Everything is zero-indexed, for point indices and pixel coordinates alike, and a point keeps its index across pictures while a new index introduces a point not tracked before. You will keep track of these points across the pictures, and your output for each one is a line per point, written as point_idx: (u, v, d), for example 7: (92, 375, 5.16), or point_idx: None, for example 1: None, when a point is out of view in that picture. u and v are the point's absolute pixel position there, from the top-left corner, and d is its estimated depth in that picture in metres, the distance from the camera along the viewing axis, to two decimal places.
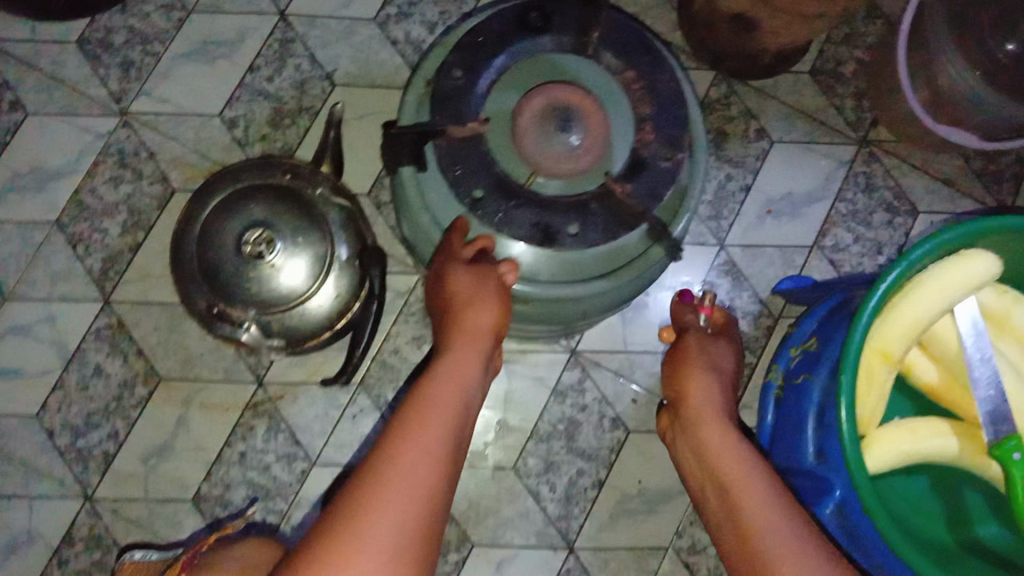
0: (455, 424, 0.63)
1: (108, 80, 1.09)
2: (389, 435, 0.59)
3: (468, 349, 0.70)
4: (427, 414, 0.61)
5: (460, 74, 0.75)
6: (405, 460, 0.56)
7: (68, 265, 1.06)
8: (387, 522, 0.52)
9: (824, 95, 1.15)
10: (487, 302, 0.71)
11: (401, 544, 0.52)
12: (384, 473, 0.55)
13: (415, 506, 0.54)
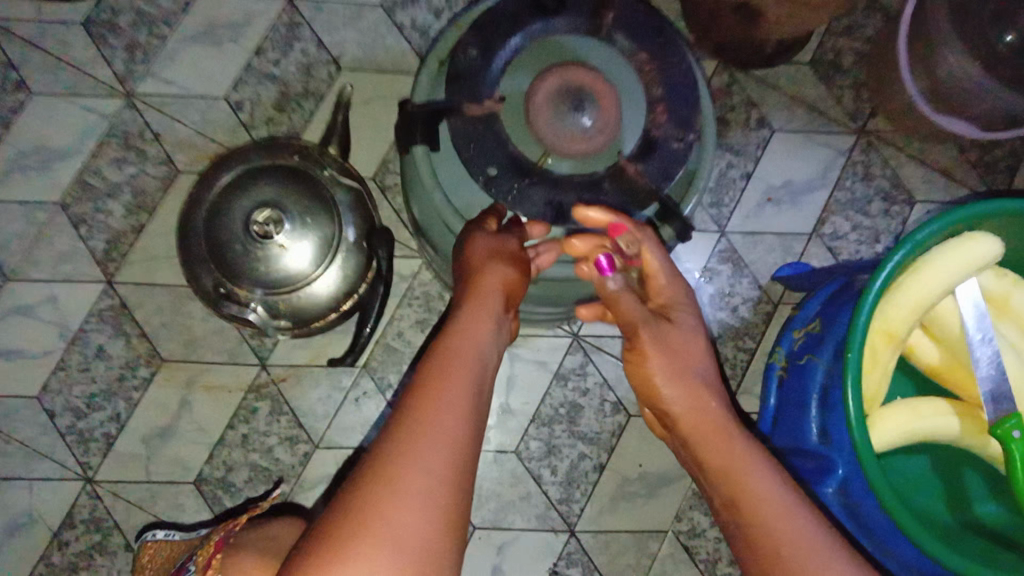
0: (478, 374, 0.60)
1: (114, 61, 1.09)
2: (413, 387, 0.57)
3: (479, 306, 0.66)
4: (452, 364, 0.59)
5: (475, 52, 0.76)
6: (435, 411, 0.54)
7: (71, 246, 1.06)
8: (420, 473, 0.50)
9: (823, 83, 1.13)
10: (503, 269, 0.69)
11: (434, 499, 0.50)
12: (415, 428, 0.53)
13: (448, 461, 0.52)
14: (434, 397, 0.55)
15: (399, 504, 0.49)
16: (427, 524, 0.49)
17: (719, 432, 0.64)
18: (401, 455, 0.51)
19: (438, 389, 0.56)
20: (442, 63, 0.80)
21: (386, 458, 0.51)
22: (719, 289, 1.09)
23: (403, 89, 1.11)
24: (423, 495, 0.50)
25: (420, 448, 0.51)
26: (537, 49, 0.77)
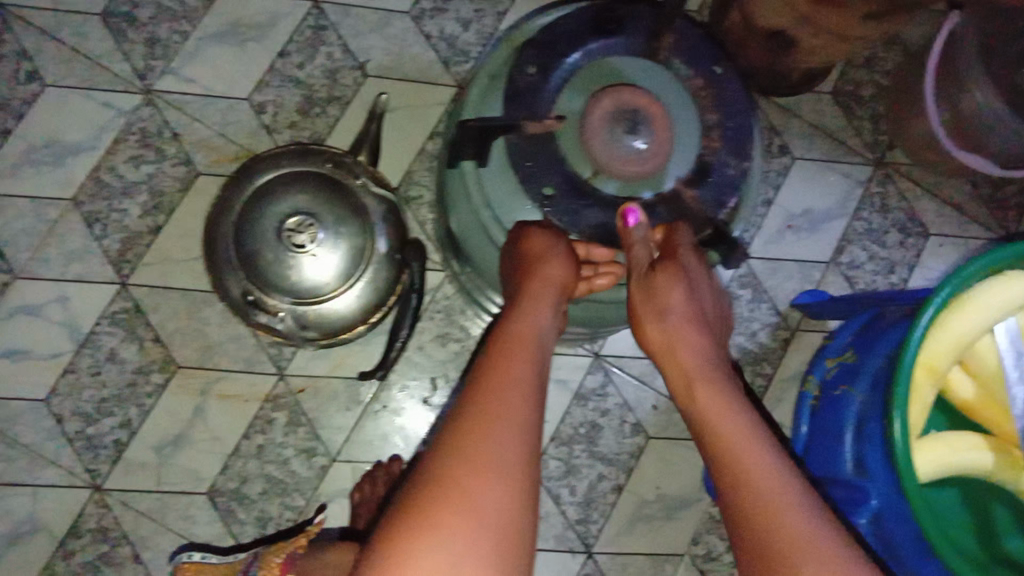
0: (538, 362, 0.62)
1: (133, 57, 1.06)
2: (479, 372, 0.59)
3: (535, 297, 0.69)
4: (513, 351, 0.61)
5: (534, 71, 0.75)
6: (503, 395, 0.56)
7: (84, 244, 1.02)
8: (495, 446, 0.52)
9: (845, 114, 1.14)
10: (558, 259, 0.70)
11: (513, 475, 0.51)
12: (485, 407, 0.54)
13: (520, 441, 0.53)
14: (505, 385, 0.57)
15: (482, 482, 0.50)
16: (506, 499, 0.50)
17: (713, 383, 0.63)
18: (476, 433, 0.52)
19: (504, 374, 0.58)
20: (493, 78, 0.79)
21: (456, 435, 0.53)
22: (738, 314, 1.09)
23: (431, 99, 1.09)
24: (503, 470, 0.51)
25: (492, 428, 0.53)
26: (591, 69, 0.76)
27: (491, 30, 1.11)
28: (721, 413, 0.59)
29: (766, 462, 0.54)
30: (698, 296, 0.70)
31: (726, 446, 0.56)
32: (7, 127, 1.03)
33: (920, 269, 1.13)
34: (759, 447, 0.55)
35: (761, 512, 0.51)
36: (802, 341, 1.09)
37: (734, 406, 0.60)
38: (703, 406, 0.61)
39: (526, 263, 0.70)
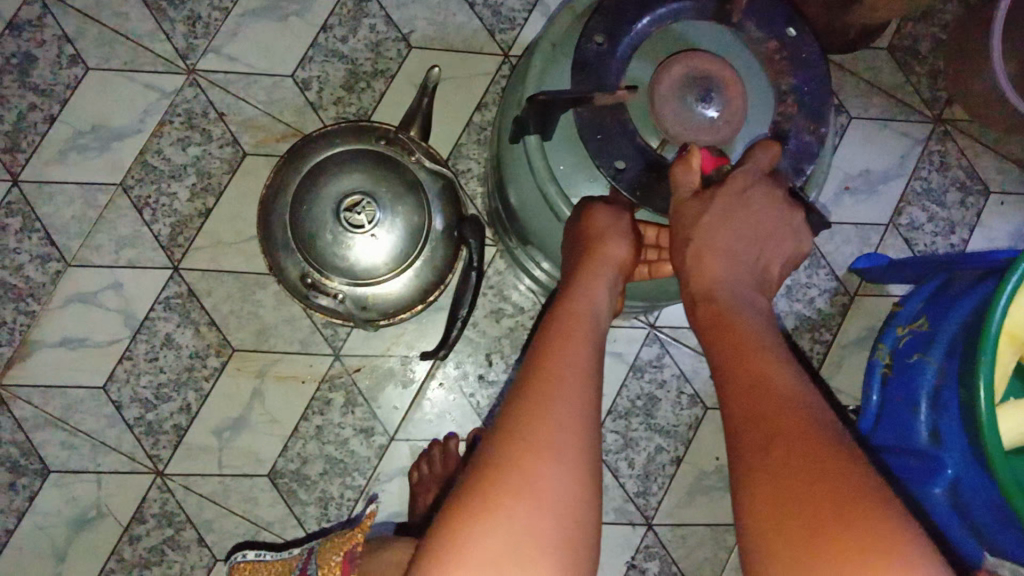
0: (597, 338, 0.59)
1: (174, 36, 1.04)
2: (536, 351, 0.55)
3: (592, 275, 0.67)
4: (573, 327, 0.58)
5: (601, 40, 0.72)
6: (566, 375, 0.51)
7: (135, 229, 1.02)
8: (557, 428, 0.48)
9: (901, 71, 1.11)
10: (621, 236, 0.69)
11: (579, 457, 0.48)
12: (549, 388, 0.50)
13: (587, 423, 0.49)
14: (567, 361, 0.53)
15: (548, 471, 0.46)
16: (574, 487, 0.47)
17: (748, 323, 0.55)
18: (538, 415, 0.48)
19: (567, 353, 0.54)
20: (555, 47, 0.77)
21: (516, 416, 0.49)
22: (796, 280, 1.07)
23: (477, 69, 1.07)
24: (565, 453, 0.47)
25: (548, 404, 0.49)
26: (659, 36, 0.75)
27: None
28: (753, 351, 0.51)
29: (811, 408, 0.45)
30: (744, 215, 0.63)
31: (754, 379, 0.48)
32: (53, 113, 1.02)
33: (980, 227, 1.10)
34: (802, 393, 0.47)
35: (795, 453, 0.42)
36: (861, 307, 1.07)
37: (771, 347, 0.52)
38: (732, 342, 0.53)
39: (587, 242, 0.70)
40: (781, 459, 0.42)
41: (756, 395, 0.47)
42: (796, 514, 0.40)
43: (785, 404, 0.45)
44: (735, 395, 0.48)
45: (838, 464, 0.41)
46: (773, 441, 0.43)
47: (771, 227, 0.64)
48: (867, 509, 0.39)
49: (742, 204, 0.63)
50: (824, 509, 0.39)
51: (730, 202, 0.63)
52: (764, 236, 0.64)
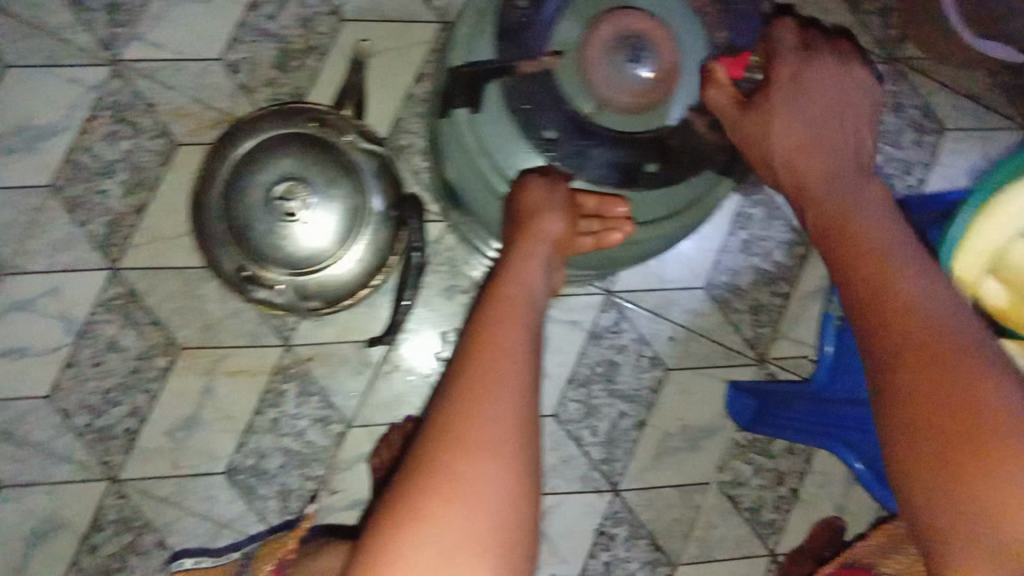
0: (531, 320, 0.56)
1: (94, 26, 0.98)
2: (469, 336, 0.53)
3: (528, 258, 0.63)
4: (505, 307, 0.56)
5: (525, 4, 0.71)
6: (499, 366, 0.50)
7: (68, 232, 0.98)
8: (488, 426, 0.47)
9: (852, 12, 1.07)
10: (554, 210, 0.66)
11: (510, 451, 0.47)
12: (478, 381, 0.49)
13: (518, 414, 0.48)
14: (502, 344, 0.51)
15: (481, 472, 0.46)
16: (506, 482, 0.46)
17: (875, 219, 0.50)
18: (468, 412, 0.47)
19: (499, 338, 0.52)
20: (482, 13, 0.72)
21: (446, 411, 0.48)
22: (751, 234, 1.04)
23: (414, 38, 1.01)
24: (499, 452, 0.47)
25: (484, 401, 0.48)
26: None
27: None
28: (888, 254, 0.46)
29: (944, 296, 0.43)
30: (812, 100, 0.59)
31: (884, 296, 0.43)
32: None
33: (936, 165, 1.07)
34: (948, 304, 0.42)
35: (937, 401, 0.38)
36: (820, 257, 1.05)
37: (905, 243, 0.47)
38: (857, 241, 0.48)
39: (523, 219, 0.66)
40: (918, 409, 0.39)
41: (886, 314, 0.42)
42: (938, 469, 0.38)
43: (927, 328, 0.41)
44: (860, 311, 0.44)
45: (987, 410, 0.37)
46: (907, 385, 0.40)
47: (852, 99, 0.60)
48: (1011, 472, 0.36)
49: (809, 94, 0.59)
50: (967, 469, 0.37)
51: (799, 97, 0.59)
52: (839, 107, 0.59)
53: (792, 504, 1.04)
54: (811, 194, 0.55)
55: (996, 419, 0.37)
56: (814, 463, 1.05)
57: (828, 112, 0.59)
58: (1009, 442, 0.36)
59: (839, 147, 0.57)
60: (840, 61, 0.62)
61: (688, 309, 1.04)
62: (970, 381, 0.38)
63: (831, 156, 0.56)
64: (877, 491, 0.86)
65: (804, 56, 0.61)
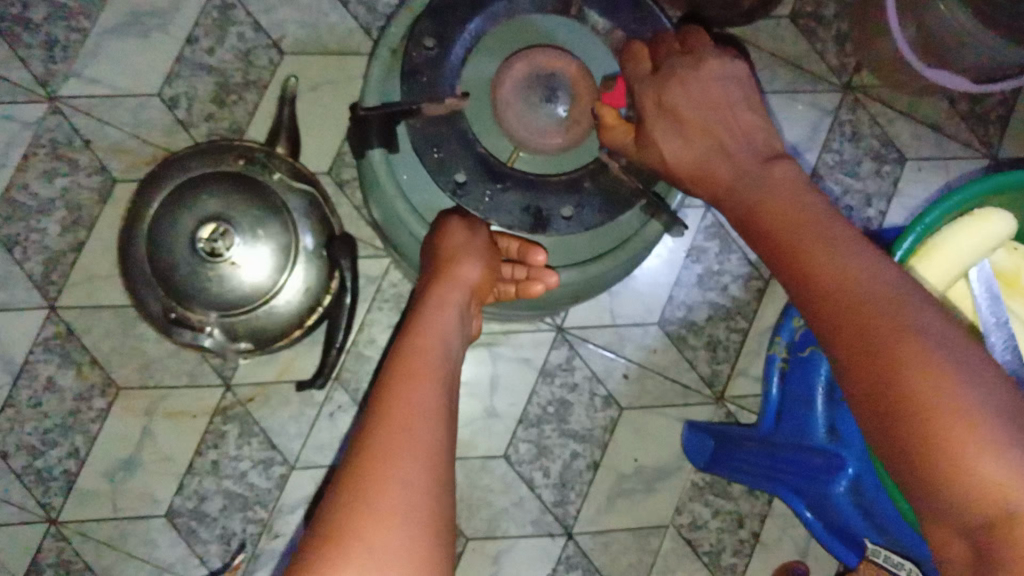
0: (448, 376, 0.55)
1: (31, 62, 0.97)
2: (380, 391, 0.51)
3: (444, 305, 0.60)
4: (418, 360, 0.54)
5: (432, 43, 0.69)
6: (412, 431, 0.48)
7: (5, 270, 0.96)
8: (398, 491, 0.44)
9: (806, 38, 1.04)
10: (474, 256, 0.64)
11: (420, 522, 0.44)
12: (388, 450, 0.46)
13: (430, 476, 0.46)
14: (415, 408, 0.49)
15: (395, 542, 0.43)
16: (424, 550, 0.44)
17: (787, 200, 0.50)
18: (380, 480, 0.45)
19: (409, 395, 0.50)
20: (395, 53, 0.71)
21: (352, 480, 0.45)
22: (706, 268, 1.02)
23: (353, 71, 1.00)
24: (412, 518, 0.44)
25: (393, 464, 0.45)
26: (503, 33, 0.71)
27: None
28: (811, 240, 0.46)
29: (884, 286, 0.42)
30: (690, 106, 0.59)
31: (846, 303, 0.43)
32: None
33: (898, 197, 1.04)
34: (878, 279, 0.43)
35: (886, 385, 0.39)
36: (777, 291, 1.02)
37: (828, 218, 0.47)
38: (782, 230, 0.48)
39: (438, 265, 0.64)
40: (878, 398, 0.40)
41: (847, 322, 0.42)
42: (908, 451, 0.38)
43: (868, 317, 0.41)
44: (809, 309, 0.45)
45: (935, 394, 0.38)
46: (863, 377, 0.41)
47: (729, 90, 0.60)
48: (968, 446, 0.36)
49: (678, 105, 0.60)
50: (929, 448, 0.37)
51: (673, 113, 0.60)
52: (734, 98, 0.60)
53: (753, 547, 1.01)
54: (723, 197, 0.55)
55: (943, 394, 0.38)
56: (775, 505, 1.02)
57: (710, 109, 0.59)
58: (955, 417, 0.37)
59: (736, 138, 0.57)
60: (699, 60, 0.63)
61: (642, 345, 1.01)
62: (907, 360, 0.39)
63: (731, 153, 0.56)
64: (827, 539, 0.83)
65: (660, 74, 0.64)
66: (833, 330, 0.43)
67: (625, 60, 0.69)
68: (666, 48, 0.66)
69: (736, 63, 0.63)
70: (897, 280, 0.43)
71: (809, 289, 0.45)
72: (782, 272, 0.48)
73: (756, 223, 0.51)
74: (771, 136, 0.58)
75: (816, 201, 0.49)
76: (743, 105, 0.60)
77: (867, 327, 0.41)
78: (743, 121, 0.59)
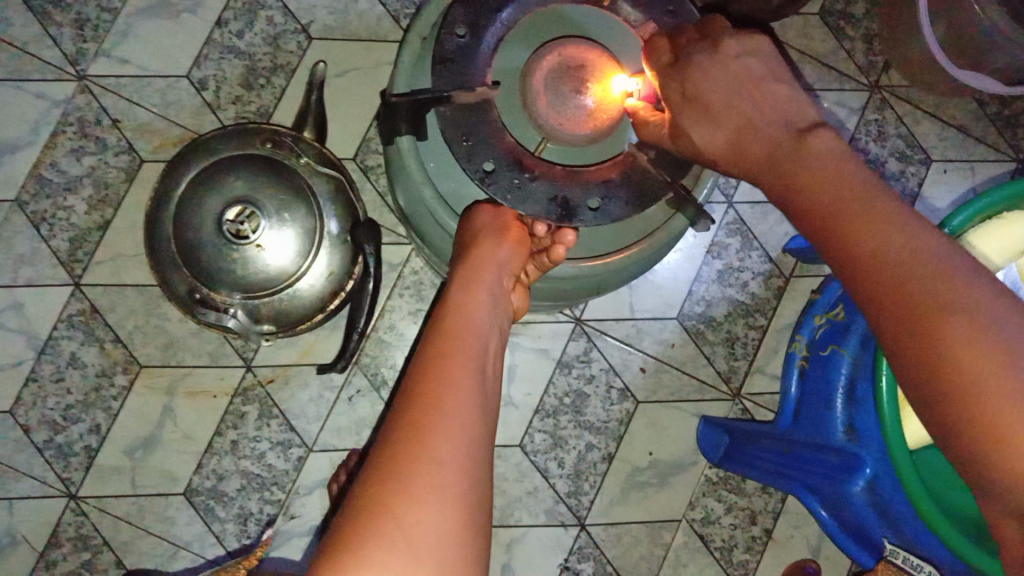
0: (481, 357, 0.55)
1: (62, 41, 0.98)
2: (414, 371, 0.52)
3: (473, 289, 0.62)
4: (453, 344, 0.55)
5: (464, 31, 0.69)
6: (451, 408, 0.48)
7: (32, 247, 0.97)
8: (433, 468, 0.45)
9: (835, 36, 1.03)
10: (494, 239, 0.66)
11: (455, 499, 0.45)
12: (428, 427, 0.47)
13: (468, 453, 0.47)
14: (453, 386, 0.50)
15: (431, 518, 0.44)
16: (461, 527, 0.45)
17: (827, 174, 0.50)
18: (418, 456, 0.45)
19: (443, 377, 0.51)
20: (425, 40, 0.72)
21: (389, 455, 0.46)
22: (727, 264, 1.02)
23: (381, 58, 1.01)
24: (450, 493, 0.45)
25: (427, 440, 0.46)
26: (533, 23, 0.72)
27: None
28: (854, 214, 0.47)
29: (932, 259, 0.43)
30: (718, 93, 0.60)
31: (895, 283, 0.43)
32: None
33: (922, 197, 1.04)
34: (927, 252, 0.43)
35: (945, 376, 0.40)
36: (797, 290, 1.02)
37: (870, 192, 0.48)
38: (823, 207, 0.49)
39: (463, 248, 0.66)
40: (930, 376, 0.41)
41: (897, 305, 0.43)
42: (962, 428, 0.39)
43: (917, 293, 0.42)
44: (853, 287, 0.46)
45: (994, 383, 0.38)
46: (919, 362, 0.41)
47: (754, 71, 0.61)
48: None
49: (705, 94, 0.60)
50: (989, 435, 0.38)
51: (701, 103, 0.60)
52: (763, 80, 0.60)
53: (764, 545, 1.01)
54: (761, 173, 0.56)
55: (997, 376, 0.38)
56: (788, 502, 1.02)
57: (742, 95, 0.59)
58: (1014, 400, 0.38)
59: (769, 118, 0.58)
60: (719, 46, 0.63)
61: (660, 339, 1.02)
62: (960, 344, 0.39)
63: (765, 132, 0.57)
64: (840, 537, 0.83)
65: (682, 66, 0.63)
66: (881, 314, 0.44)
67: (650, 53, 0.69)
68: (687, 38, 0.66)
69: (760, 42, 0.63)
70: (945, 252, 0.43)
71: (855, 267, 0.45)
72: (826, 251, 0.48)
73: (797, 201, 0.51)
74: (802, 112, 0.58)
75: (856, 175, 0.50)
76: (774, 84, 0.60)
77: (918, 309, 0.42)
78: (776, 99, 0.59)
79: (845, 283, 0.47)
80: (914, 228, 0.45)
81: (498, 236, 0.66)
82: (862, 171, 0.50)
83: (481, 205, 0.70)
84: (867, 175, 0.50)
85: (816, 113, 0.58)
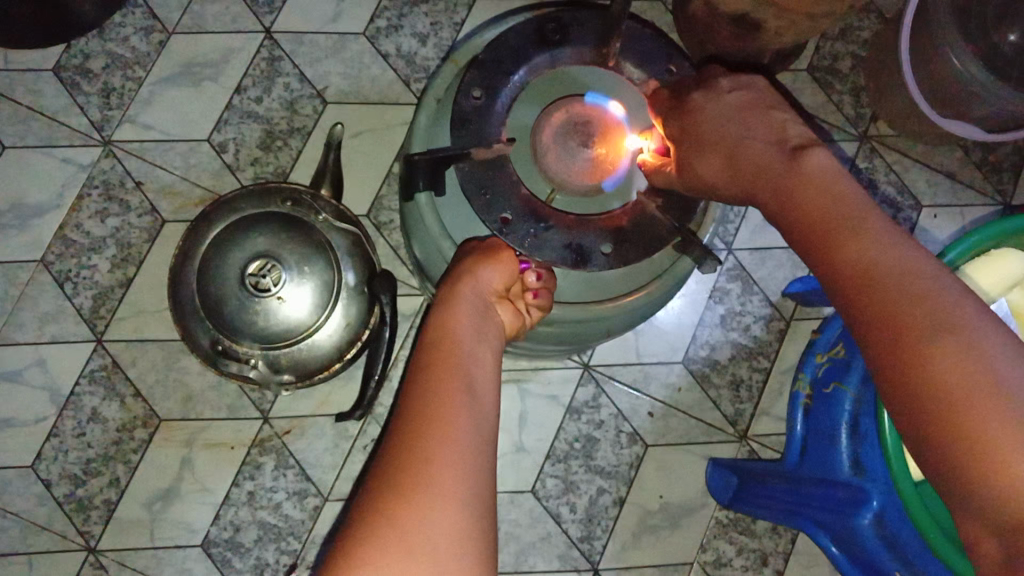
0: (482, 383, 0.59)
1: (88, 108, 1.03)
2: (419, 392, 0.56)
3: (457, 308, 0.65)
4: (452, 370, 0.59)
5: (479, 93, 0.74)
6: (443, 426, 0.53)
7: (57, 305, 1.00)
8: (428, 486, 0.50)
9: (823, 91, 1.09)
10: (479, 265, 0.69)
11: (449, 514, 0.49)
12: (416, 444, 0.52)
13: (463, 472, 0.51)
14: (443, 405, 0.55)
15: (416, 526, 0.48)
16: (455, 534, 0.49)
17: (822, 200, 0.55)
18: (411, 470, 0.50)
19: (444, 403, 0.55)
20: (440, 103, 0.78)
21: (391, 474, 0.51)
22: (729, 309, 1.05)
23: (393, 120, 1.06)
24: (439, 510, 0.49)
25: (425, 461, 0.51)
26: (542, 82, 0.77)
27: (449, 43, 1.08)
28: (843, 237, 0.51)
29: (915, 277, 0.47)
30: (715, 130, 0.65)
31: (877, 300, 0.47)
32: None
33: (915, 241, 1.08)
34: (902, 265, 0.48)
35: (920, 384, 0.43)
36: (798, 332, 1.05)
37: (860, 216, 0.52)
38: (813, 219, 0.54)
39: (449, 275, 0.70)
40: (903, 378, 0.44)
41: (879, 316, 0.47)
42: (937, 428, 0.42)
43: (888, 300, 0.47)
44: (840, 296, 0.50)
45: (965, 385, 0.42)
46: (895, 371, 0.45)
47: (750, 108, 0.66)
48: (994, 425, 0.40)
49: (703, 129, 0.66)
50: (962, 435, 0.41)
51: (698, 136, 0.66)
52: (761, 115, 0.65)
53: None
54: (762, 198, 0.60)
55: (969, 379, 0.42)
56: (798, 543, 1.03)
57: (741, 129, 0.64)
58: (990, 401, 0.41)
59: (759, 141, 0.63)
60: (715, 86, 0.68)
61: (667, 384, 1.04)
62: (935, 352, 0.43)
63: (761, 162, 0.61)
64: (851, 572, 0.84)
65: (682, 104, 0.69)
66: (866, 324, 0.48)
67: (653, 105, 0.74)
68: (684, 86, 0.72)
69: (752, 84, 0.68)
70: (931, 269, 0.48)
71: (847, 283, 0.50)
72: (821, 269, 0.53)
73: (797, 222, 0.56)
74: (787, 133, 0.63)
75: (827, 196, 0.55)
76: (770, 116, 0.65)
77: (896, 323, 0.46)
78: (767, 124, 0.64)
79: (835, 298, 0.51)
80: (898, 247, 0.49)
81: (476, 265, 0.69)
82: (857, 195, 0.54)
83: (473, 241, 0.74)
84: (858, 198, 0.54)
85: (803, 131, 0.63)
